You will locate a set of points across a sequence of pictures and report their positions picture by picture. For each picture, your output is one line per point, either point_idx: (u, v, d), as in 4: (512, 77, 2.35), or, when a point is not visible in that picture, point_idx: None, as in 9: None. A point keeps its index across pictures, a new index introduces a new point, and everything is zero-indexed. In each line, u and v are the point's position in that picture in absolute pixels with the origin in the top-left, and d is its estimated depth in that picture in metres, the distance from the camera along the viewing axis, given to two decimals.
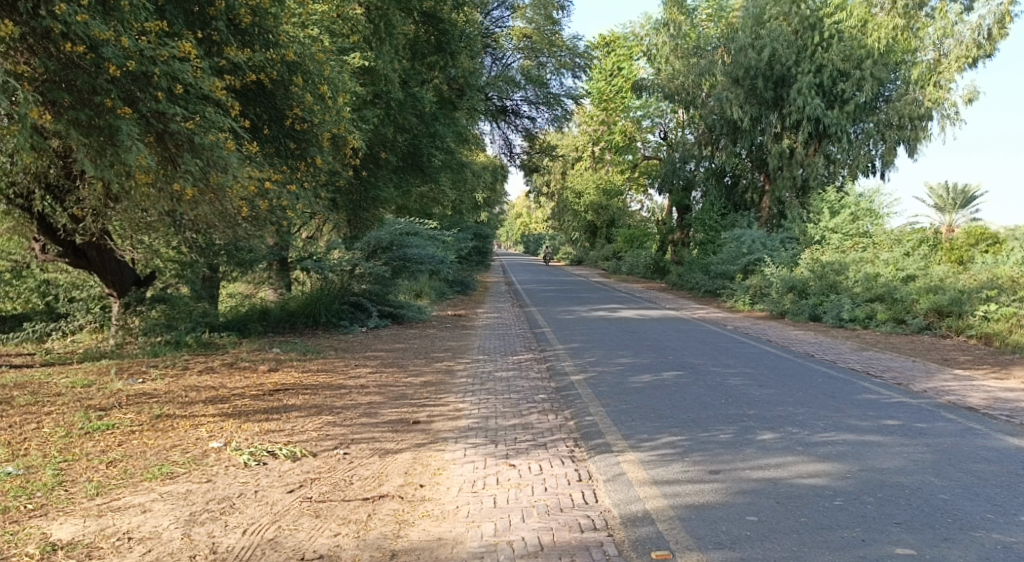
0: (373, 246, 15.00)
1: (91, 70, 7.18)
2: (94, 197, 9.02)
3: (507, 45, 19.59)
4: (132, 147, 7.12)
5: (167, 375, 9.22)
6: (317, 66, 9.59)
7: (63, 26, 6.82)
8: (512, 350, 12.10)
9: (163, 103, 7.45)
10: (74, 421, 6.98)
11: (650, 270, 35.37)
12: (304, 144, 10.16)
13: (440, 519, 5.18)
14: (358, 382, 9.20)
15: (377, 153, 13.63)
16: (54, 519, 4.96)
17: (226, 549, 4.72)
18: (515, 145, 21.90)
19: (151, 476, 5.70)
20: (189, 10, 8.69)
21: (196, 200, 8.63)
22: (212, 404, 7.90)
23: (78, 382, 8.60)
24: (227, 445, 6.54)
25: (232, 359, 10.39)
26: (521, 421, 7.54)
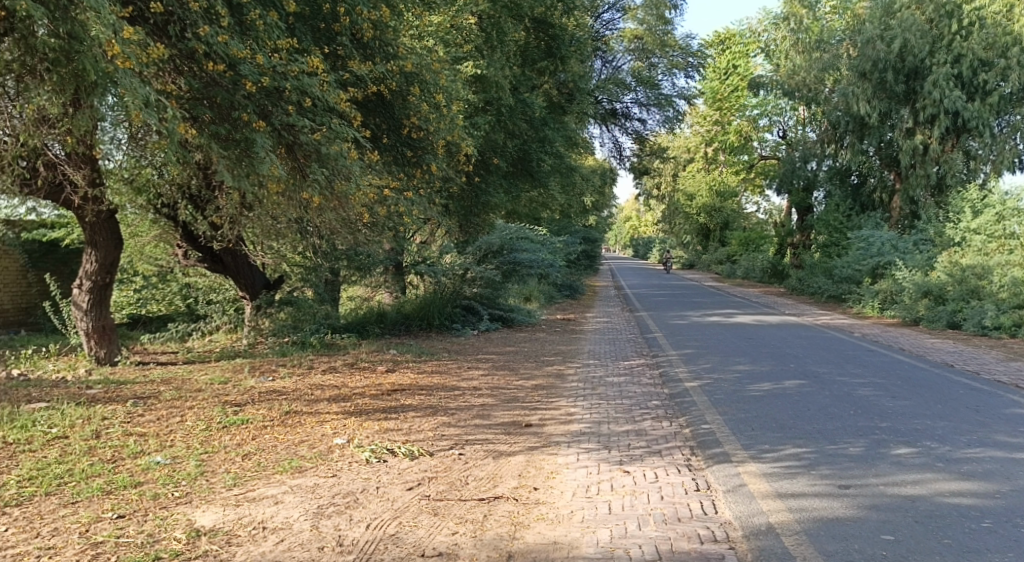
0: (484, 251, 15.37)
1: (230, 87, 7.69)
2: (231, 205, 9.61)
3: (617, 47, 19.57)
4: (265, 158, 7.54)
5: (293, 374, 9.70)
6: (433, 77, 9.96)
7: (206, 47, 7.32)
8: (624, 355, 12.05)
9: (293, 116, 7.91)
10: (214, 415, 7.47)
11: (768, 273, 34.46)
12: (420, 151, 10.45)
13: (555, 523, 5.24)
14: (471, 384, 9.39)
15: (489, 159, 13.76)
16: (197, 507, 5.27)
17: (352, 543, 4.89)
18: (625, 148, 21.75)
19: (281, 469, 6.03)
20: (316, 27, 9.10)
21: (322, 207, 9.05)
22: (335, 402, 8.26)
23: (216, 379, 9.18)
24: (350, 442, 6.83)
25: (352, 359, 10.82)
26: (634, 427, 7.52)
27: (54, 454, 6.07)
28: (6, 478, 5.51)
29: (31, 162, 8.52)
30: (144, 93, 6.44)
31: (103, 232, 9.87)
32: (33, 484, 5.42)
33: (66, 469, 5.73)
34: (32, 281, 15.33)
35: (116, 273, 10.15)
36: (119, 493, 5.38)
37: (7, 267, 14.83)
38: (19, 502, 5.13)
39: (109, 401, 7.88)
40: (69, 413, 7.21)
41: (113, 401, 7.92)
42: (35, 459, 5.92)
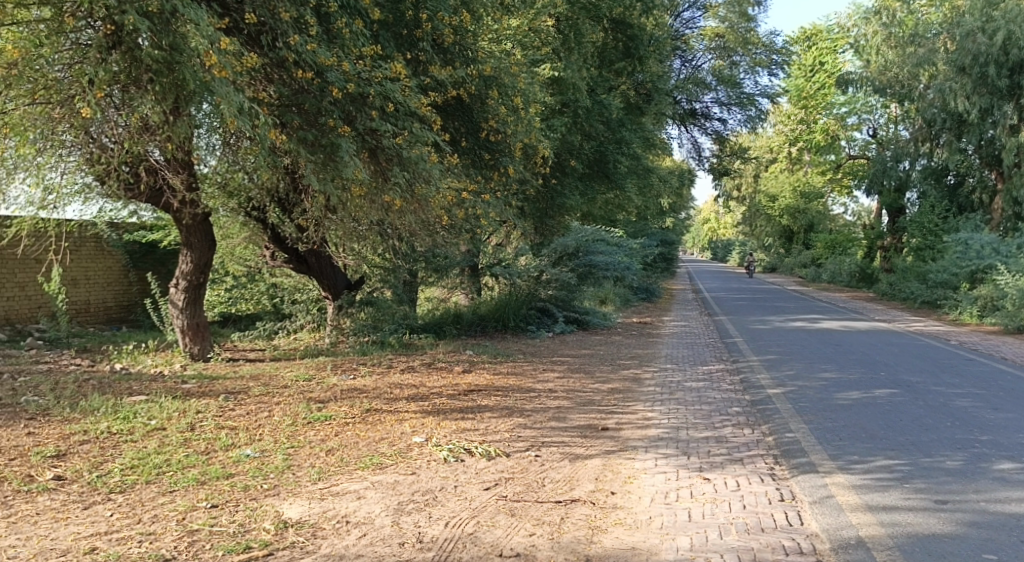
0: (559, 253, 15.40)
1: (318, 94, 7.94)
2: (316, 208, 9.91)
3: (697, 45, 19.34)
4: (349, 162, 7.74)
5: (373, 373, 9.95)
6: (511, 79, 9.96)
7: (296, 55, 7.60)
8: (703, 360, 11.88)
9: (376, 121, 8.11)
10: (299, 411, 7.72)
11: (856, 277, 33.31)
12: (497, 154, 10.55)
13: (634, 528, 5.22)
14: (546, 386, 9.43)
15: (565, 161, 13.80)
16: (284, 499, 5.46)
17: (431, 539, 4.94)
18: (704, 149, 21.43)
19: (363, 466, 6.19)
20: (398, 34, 9.28)
21: (402, 210, 9.21)
22: (413, 401, 8.42)
23: (300, 376, 9.48)
24: (429, 440, 6.95)
25: (430, 359, 10.99)
26: (714, 434, 7.42)
27: (153, 444, 6.39)
28: (111, 465, 5.83)
29: (132, 168, 8.98)
30: (238, 100, 6.72)
31: (198, 234, 10.31)
32: (135, 473, 5.72)
33: (164, 459, 6.03)
34: (132, 281, 16.16)
35: (209, 274, 10.59)
36: (213, 484, 5.62)
37: (109, 267, 15.67)
38: (123, 489, 5.41)
39: (202, 395, 8.24)
40: (167, 406, 7.58)
41: (206, 395, 8.29)
42: (136, 449, 6.25)
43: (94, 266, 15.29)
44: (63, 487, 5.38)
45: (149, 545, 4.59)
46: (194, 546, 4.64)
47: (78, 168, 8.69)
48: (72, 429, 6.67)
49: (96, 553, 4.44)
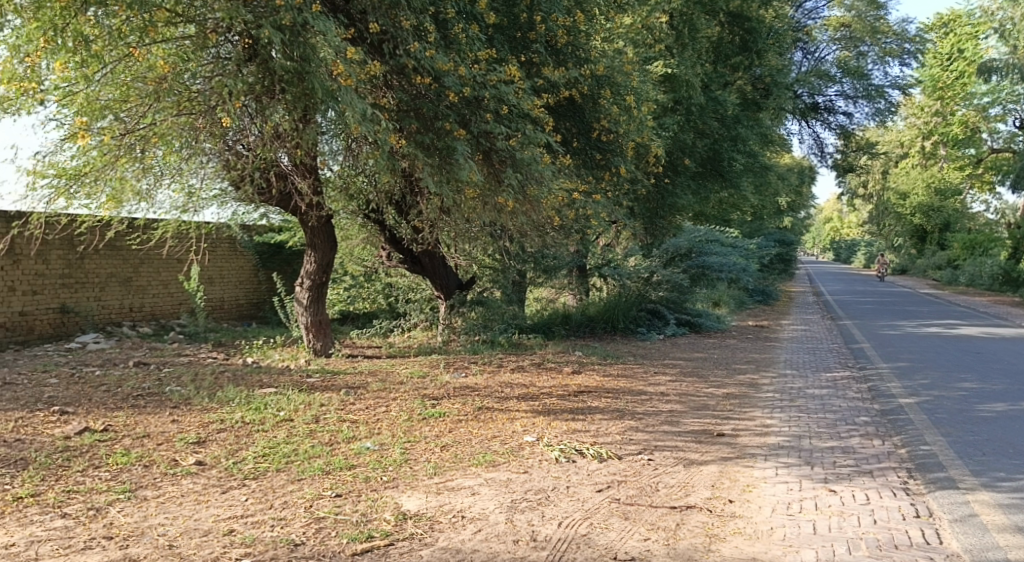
0: (670, 255, 15.26)
1: (435, 98, 8.15)
2: (432, 210, 10.13)
3: (820, 37, 18.71)
4: (464, 164, 7.89)
5: (484, 371, 10.11)
6: (624, 79, 10.01)
7: (415, 62, 7.84)
8: (825, 366, 11.43)
9: (491, 123, 8.22)
10: (414, 407, 7.94)
11: (996, 280, 31.18)
12: (609, 154, 10.47)
13: (754, 538, 5.10)
14: (659, 389, 9.33)
15: (677, 160, 13.59)
16: (403, 492, 5.63)
17: (544, 538, 4.97)
18: (827, 145, 20.66)
19: (477, 462, 6.31)
20: (512, 37, 9.34)
21: (514, 211, 9.29)
22: (524, 400, 8.50)
23: (415, 373, 9.76)
24: (540, 440, 7.00)
25: (540, 359, 11.06)
26: (840, 444, 7.15)
27: (282, 434, 6.73)
28: (245, 453, 6.18)
29: (264, 174, 9.49)
30: (362, 107, 7.07)
31: (321, 235, 10.77)
32: (266, 460, 6.05)
33: (293, 449, 6.34)
34: (261, 280, 17.05)
35: (330, 274, 11.03)
36: (337, 475, 5.86)
37: (241, 267, 16.55)
38: (256, 475, 5.73)
39: (325, 389, 8.60)
40: (293, 399, 7.96)
41: (328, 389, 8.65)
42: (267, 438, 6.60)
43: (228, 266, 16.19)
44: (204, 472, 5.74)
45: (281, 530, 4.83)
46: (320, 532, 4.85)
47: (215, 173, 9.17)
48: (210, 418, 7.11)
49: (234, 534, 4.70)
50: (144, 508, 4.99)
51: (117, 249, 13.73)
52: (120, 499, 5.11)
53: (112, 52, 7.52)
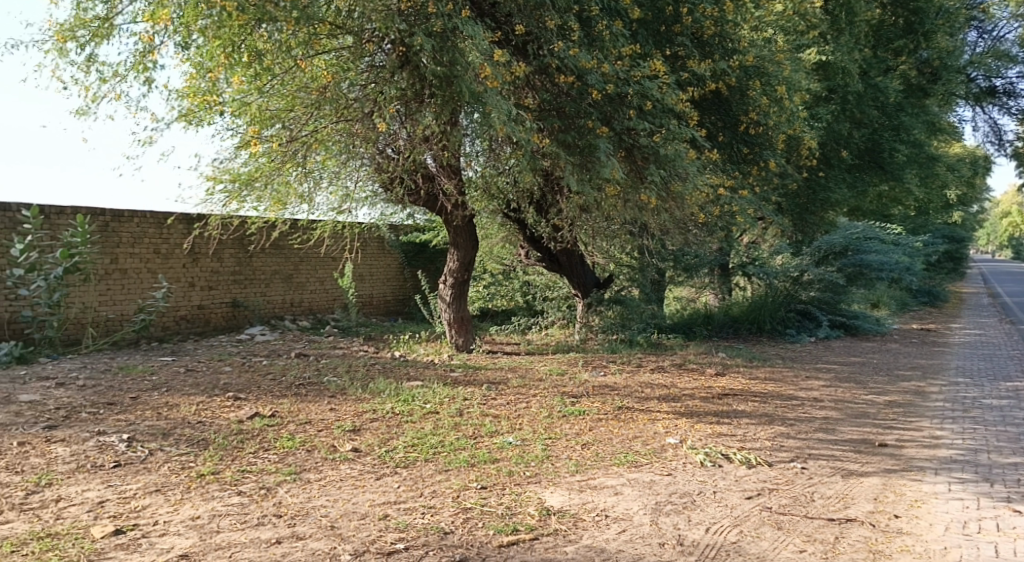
0: (823, 252, 14.31)
1: (577, 97, 8.15)
2: (573, 208, 10.11)
3: (1000, 14, 17.12)
4: (607, 162, 7.81)
5: (625, 371, 10.01)
6: (775, 68, 9.78)
7: (559, 61, 7.89)
8: (1001, 375, 10.54)
9: (635, 119, 8.14)
10: (554, 404, 7.97)
11: None
12: (757, 148, 10.17)
13: (923, 557, 4.77)
14: (811, 395, 8.92)
15: (832, 153, 13.06)
16: (546, 487, 5.66)
17: (692, 543, 4.86)
18: (1005, 132, 19.09)
19: (619, 462, 6.25)
20: (656, 31, 9.14)
21: (658, 208, 9.13)
22: (665, 401, 8.35)
23: (554, 370, 9.81)
24: (683, 442, 6.86)
25: (681, 360, 10.83)
26: (1022, 460, 6.57)
27: (429, 426, 6.93)
28: (396, 442, 6.42)
29: (413, 176, 9.87)
30: (507, 108, 7.31)
31: (463, 234, 11.03)
32: (416, 450, 6.26)
33: (439, 440, 6.53)
34: (407, 276, 17.66)
35: (473, 271, 11.28)
36: (481, 467, 5.97)
37: (389, 264, 17.19)
38: (407, 464, 5.94)
39: (467, 384, 8.79)
40: (438, 392, 8.19)
41: (471, 383, 8.83)
42: (415, 429, 6.83)
43: (377, 264, 16.86)
44: (359, 458, 6.01)
45: (431, 517, 4.98)
46: (469, 522, 4.96)
47: (369, 176, 9.54)
48: (364, 408, 7.43)
49: (388, 520, 4.89)
50: (308, 490, 5.28)
51: (280, 249, 14.60)
52: (287, 480, 5.43)
53: (282, 64, 7.87)
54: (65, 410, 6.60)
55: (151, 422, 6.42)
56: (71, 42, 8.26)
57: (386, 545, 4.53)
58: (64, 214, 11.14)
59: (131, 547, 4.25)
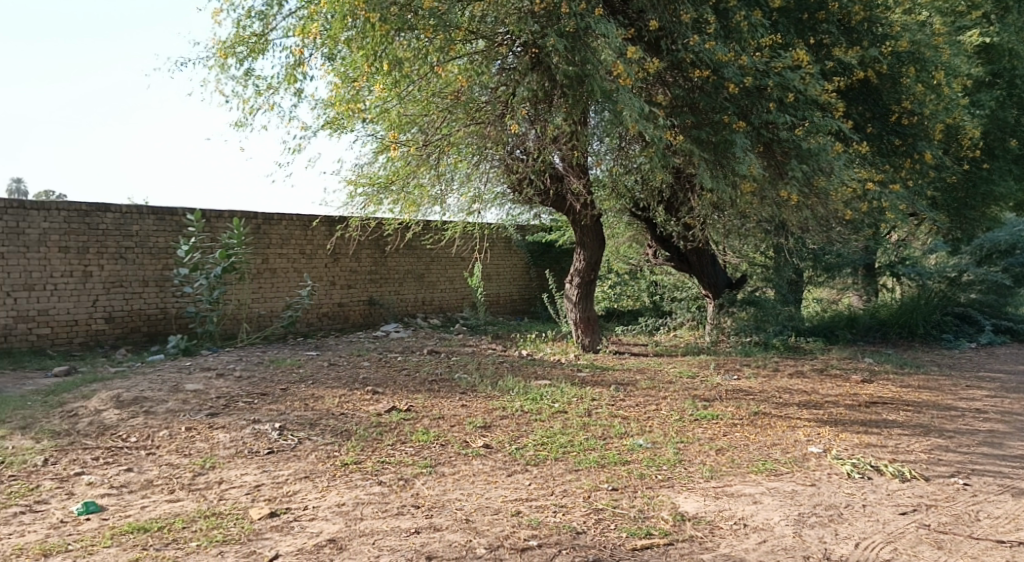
0: (985, 251, 13.25)
1: (712, 92, 7.91)
2: (705, 206, 9.83)
3: None
4: (744, 158, 7.56)
5: (760, 375, 9.63)
6: (934, 55, 9.43)
7: (694, 56, 7.68)
8: None
9: (774, 113, 7.83)
10: (686, 407, 7.78)
11: None
12: (911, 139, 9.51)
13: None
14: (971, 405, 8.29)
15: (997, 143, 12.06)
16: (680, 492, 5.51)
17: (840, 558, 4.61)
18: None
19: (757, 469, 6.02)
20: (798, 19, 8.76)
21: (800, 205, 8.75)
22: (806, 408, 7.98)
23: (685, 373, 9.57)
24: (827, 452, 6.52)
25: (822, 365, 10.33)
26: None
27: (558, 425, 6.91)
28: (526, 440, 6.44)
29: (542, 176, 9.87)
30: (639, 106, 7.25)
31: (591, 234, 10.94)
32: (545, 449, 6.25)
33: (569, 440, 6.49)
34: (533, 276, 17.75)
35: (600, 271, 11.18)
36: (612, 469, 5.89)
37: (515, 264, 17.32)
38: (537, 462, 5.94)
39: (595, 384, 8.72)
40: (567, 392, 8.15)
41: (599, 384, 8.75)
42: (545, 427, 6.82)
43: (503, 263, 17.01)
44: (491, 454, 6.06)
45: (563, 517, 4.95)
46: (601, 523, 4.89)
47: (498, 177, 9.56)
48: (494, 405, 7.50)
49: (520, 516, 4.89)
50: (443, 483, 5.37)
51: (413, 249, 14.97)
52: (423, 472, 5.54)
53: (420, 70, 7.99)
54: (224, 399, 7.02)
55: (299, 413, 6.73)
56: (231, 58, 8.79)
57: (519, 542, 4.53)
58: (221, 218, 11.95)
59: (285, 530, 4.45)
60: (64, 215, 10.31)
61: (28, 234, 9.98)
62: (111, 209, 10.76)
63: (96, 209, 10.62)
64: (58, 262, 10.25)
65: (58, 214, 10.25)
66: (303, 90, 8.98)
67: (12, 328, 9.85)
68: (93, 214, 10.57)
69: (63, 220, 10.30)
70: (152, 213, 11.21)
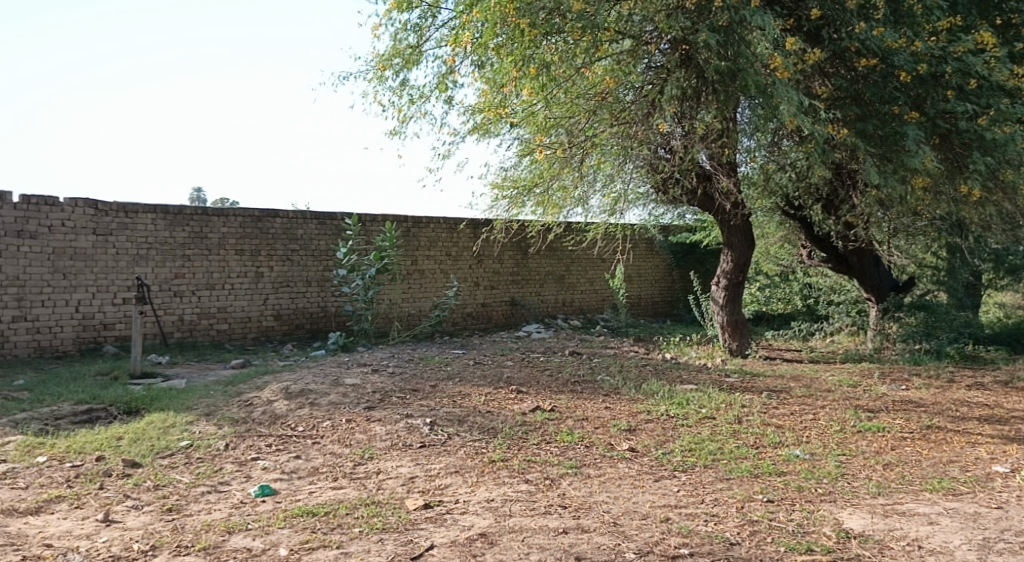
0: None
1: (880, 81, 7.41)
2: (869, 204, 9.25)
3: None
4: (917, 150, 7.03)
5: (931, 386, 8.93)
6: None
7: (860, 44, 7.22)
8: None
9: (953, 101, 7.22)
10: (847, 418, 7.32)
11: None
12: None
13: None
14: None
15: None
16: (844, 508, 5.17)
17: None
18: None
19: (932, 488, 5.56)
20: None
21: (982, 201, 8.05)
22: (988, 423, 7.31)
23: (845, 381, 9.02)
24: (1014, 472, 5.93)
25: (1005, 377, 9.44)
26: None
27: (707, 431, 6.67)
28: (673, 445, 6.26)
29: (688, 176, 9.59)
30: (798, 99, 6.91)
31: (739, 234, 10.54)
32: (694, 455, 6.04)
33: (719, 447, 6.25)
34: (676, 277, 17.36)
35: (749, 273, 10.73)
36: (766, 479, 5.62)
37: (657, 265, 16.99)
38: (685, 469, 5.74)
39: (746, 390, 8.37)
40: (715, 397, 7.86)
41: (750, 390, 8.39)
42: (693, 433, 6.60)
43: (645, 265, 16.73)
44: (638, 458, 5.92)
45: (715, 526, 4.75)
46: (756, 536, 4.65)
47: (641, 177, 9.41)
48: (639, 408, 7.35)
49: (670, 523, 4.74)
50: (590, 485, 5.29)
51: (554, 251, 14.98)
52: (569, 473, 5.49)
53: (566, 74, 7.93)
54: (379, 394, 7.26)
55: (448, 409, 6.85)
56: (388, 70, 9.10)
57: (670, 549, 4.38)
58: (375, 222, 12.40)
59: (439, 521, 4.51)
60: (239, 220, 11.02)
61: (210, 238, 10.77)
62: (279, 214, 11.41)
63: (267, 214, 11.30)
64: (235, 264, 11.00)
65: (234, 219, 10.97)
66: (454, 98, 9.16)
67: (196, 324, 10.65)
68: (265, 219, 11.27)
69: (240, 225, 11.03)
70: (315, 217, 11.79)
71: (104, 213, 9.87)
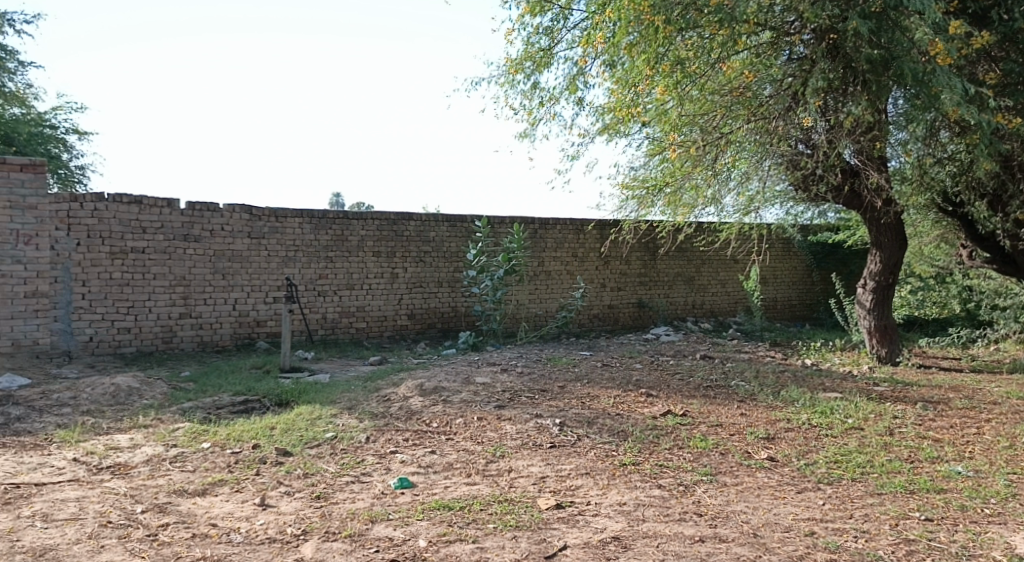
0: None
1: None
2: None
3: None
4: None
5: None
6: None
7: None
8: None
9: None
10: (1016, 433, 6.68)
11: None
12: None
13: None
14: None
15: None
16: (1015, 531, 4.70)
17: None
18: None
19: None
20: None
21: None
22: None
23: (1014, 393, 8.26)
24: None
25: None
26: None
27: (854, 443, 6.26)
28: (817, 456, 5.91)
29: (833, 172, 9.09)
30: (961, 87, 6.44)
31: (889, 233, 9.88)
32: (840, 468, 5.67)
33: (868, 460, 5.85)
34: (816, 280, 16.53)
35: (899, 274, 10.05)
36: (923, 496, 5.20)
37: (794, 267, 16.23)
38: (830, 481, 5.40)
39: (898, 401, 7.82)
40: (862, 407, 7.38)
41: (903, 401, 7.83)
42: (838, 445, 6.21)
43: (782, 267, 16.04)
44: (778, 468, 5.63)
45: (865, 543, 4.43)
46: (913, 556, 4.30)
47: (780, 174, 9.06)
48: (778, 416, 7.00)
49: (816, 538, 4.45)
50: (726, 494, 5.06)
51: (684, 252, 14.59)
52: (704, 480, 5.27)
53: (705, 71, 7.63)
54: (510, 393, 7.25)
55: (577, 410, 6.75)
56: (520, 74, 9.10)
57: None
58: (503, 224, 12.44)
59: (571, 522, 4.42)
60: (377, 223, 11.36)
61: (350, 241, 11.15)
62: (413, 218, 11.65)
63: (402, 217, 11.56)
64: (373, 266, 11.34)
65: (373, 223, 11.32)
66: (585, 99, 9.08)
67: (337, 322, 11.07)
68: (400, 223, 11.53)
69: (377, 228, 11.36)
70: (447, 220, 11.96)
71: (258, 218, 10.40)
